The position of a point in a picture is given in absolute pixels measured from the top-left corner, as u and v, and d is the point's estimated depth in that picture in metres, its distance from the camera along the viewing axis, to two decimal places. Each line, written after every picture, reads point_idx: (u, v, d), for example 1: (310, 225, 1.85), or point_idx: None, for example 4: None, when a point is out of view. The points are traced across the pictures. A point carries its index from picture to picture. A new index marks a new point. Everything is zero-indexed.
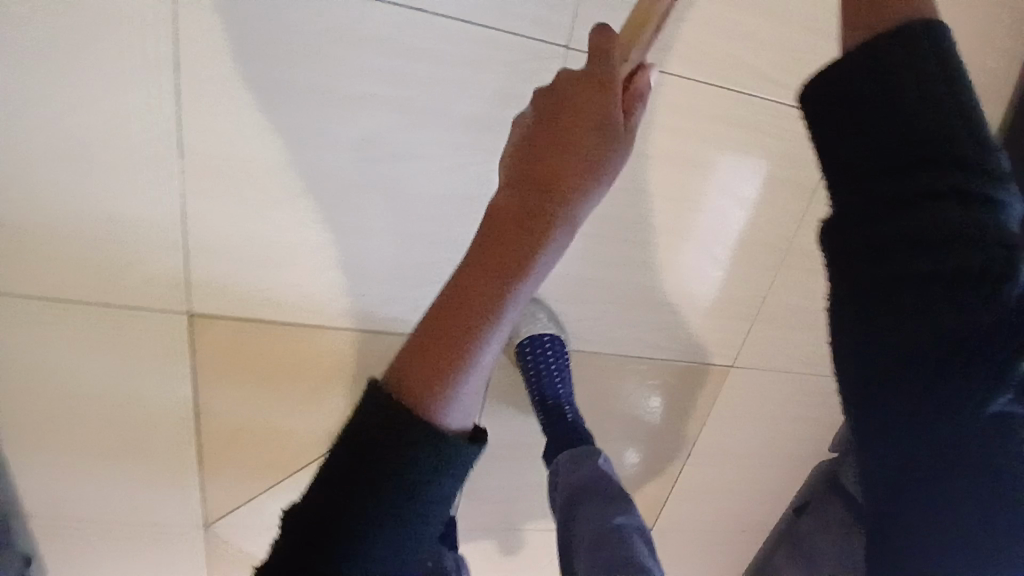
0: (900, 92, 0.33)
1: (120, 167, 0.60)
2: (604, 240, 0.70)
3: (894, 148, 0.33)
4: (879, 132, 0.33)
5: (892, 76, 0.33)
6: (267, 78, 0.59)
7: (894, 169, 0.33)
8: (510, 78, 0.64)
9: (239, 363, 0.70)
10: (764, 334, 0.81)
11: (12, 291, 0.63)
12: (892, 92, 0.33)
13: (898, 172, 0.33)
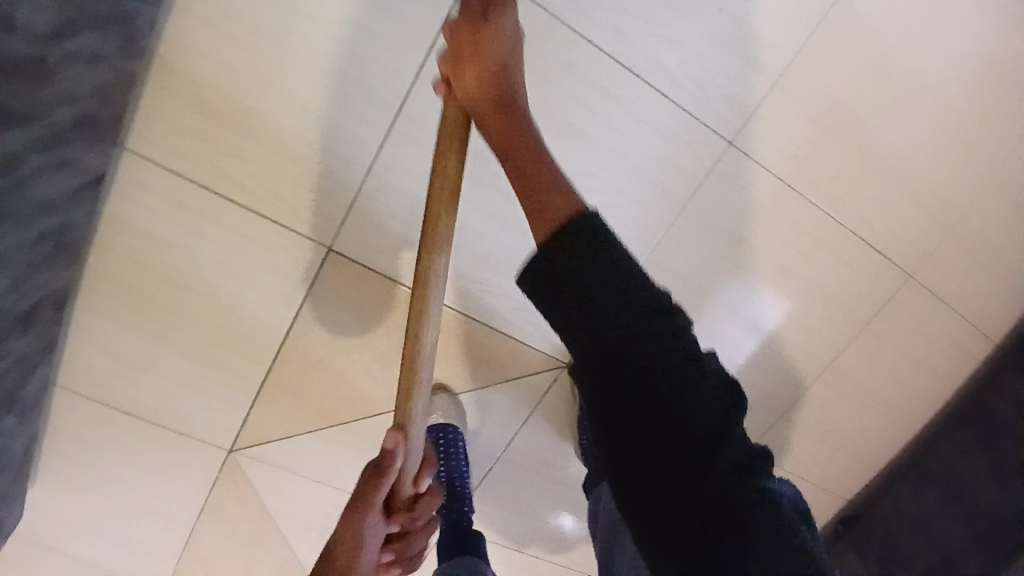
0: (573, 241, 0.38)
1: (335, 103, 0.66)
2: (687, 293, 0.80)
3: (569, 268, 0.38)
4: (591, 303, 0.37)
5: (597, 281, 0.37)
6: None
7: (613, 351, 0.37)
8: (680, 149, 0.73)
9: (347, 305, 0.75)
10: (782, 433, 0.91)
11: (185, 172, 0.66)
12: (584, 297, 0.38)
13: (615, 358, 0.37)
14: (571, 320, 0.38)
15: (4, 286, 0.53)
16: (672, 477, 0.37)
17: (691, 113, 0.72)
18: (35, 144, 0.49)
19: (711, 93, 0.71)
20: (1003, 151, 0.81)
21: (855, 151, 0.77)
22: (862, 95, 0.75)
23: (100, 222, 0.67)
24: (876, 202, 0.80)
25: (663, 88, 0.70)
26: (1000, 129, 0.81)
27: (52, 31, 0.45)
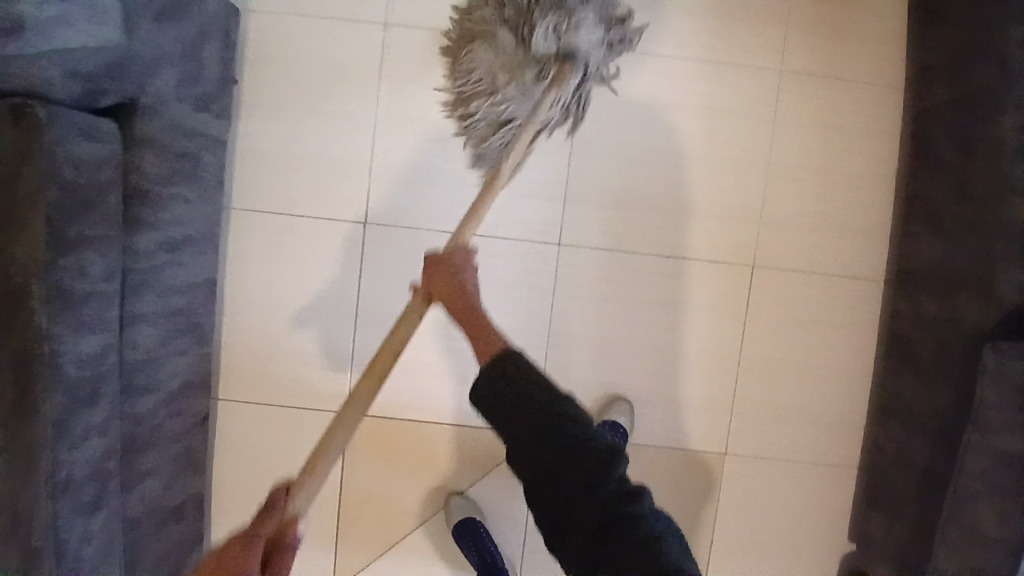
0: (500, 369, 0.69)
1: (317, 318, 1.08)
2: (594, 343, 1.08)
3: (542, 438, 0.66)
4: (527, 429, 0.66)
5: (539, 424, 0.66)
6: (400, 269, 1.08)
7: (546, 472, 0.65)
8: (535, 252, 1.07)
9: (369, 443, 1.08)
10: (748, 424, 1.09)
11: (252, 397, 1.09)
12: (546, 459, 0.65)
13: (551, 476, 0.64)
14: (510, 430, 0.67)
15: (155, 491, 0.93)
16: (573, 493, 0.64)
17: (530, 228, 1.07)
18: (158, 405, 0.92)
19: (535, 211, 1.07)
20: (776, 144, 1.06)
21: (656, 196, 1.07)
22: (639, 160, 1.06)
23: (212, 445, 1.09)
24: (694, 221, 1.07)
25: (504, 222, 1.07)
26: (777, 136, 1.06)
27: (156, 345, 0.91)
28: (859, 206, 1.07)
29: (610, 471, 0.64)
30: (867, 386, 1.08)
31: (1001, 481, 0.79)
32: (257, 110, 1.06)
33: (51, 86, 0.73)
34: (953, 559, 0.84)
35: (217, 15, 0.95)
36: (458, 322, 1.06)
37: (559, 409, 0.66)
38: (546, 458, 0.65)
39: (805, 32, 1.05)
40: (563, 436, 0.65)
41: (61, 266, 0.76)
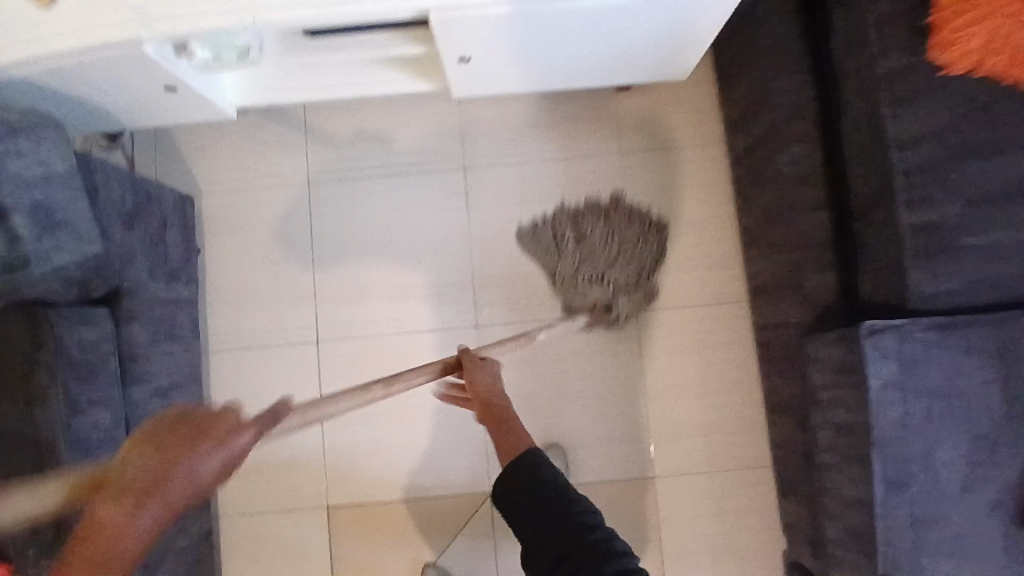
0: (529, 460, 0.81)
1: (290, 428, 1.29)
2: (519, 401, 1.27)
3: (561, 519, 0.75)
4: (540, 511, 0.77)
5: (561, 512, 0.76)
6: (348, 373, 1.30)
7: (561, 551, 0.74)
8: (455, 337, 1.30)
9: (353, 526, 1.27)
10: (666, 446, 1.25)
11: (247, 506, 1.28)
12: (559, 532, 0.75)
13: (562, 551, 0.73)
14: (529, 516, 0.78)
15: None
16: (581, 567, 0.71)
17: (449, 316, 1.30)
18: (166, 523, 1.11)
19: (449, 301, 1.30)
20: (632, 208, 1.30)
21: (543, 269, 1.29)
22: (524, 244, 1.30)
23: (221, 556, 1.27)
24: None
25: (428, 317, 1.30)
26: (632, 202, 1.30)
27: None
28: (712, 244, 1.29)
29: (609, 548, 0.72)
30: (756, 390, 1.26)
31: (845, 447, 0.95)
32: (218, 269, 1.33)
33: (56, 294, 0.98)
34: (839, 525, 0.98)
35: (173, 208, 1.24)
36: (404, 407, 1.29)
37: (575, 502, 0.77)
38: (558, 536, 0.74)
39: (633, 117, 1.32)
40: (575, 517, 0.75)
41: (80, 420, 0.95)
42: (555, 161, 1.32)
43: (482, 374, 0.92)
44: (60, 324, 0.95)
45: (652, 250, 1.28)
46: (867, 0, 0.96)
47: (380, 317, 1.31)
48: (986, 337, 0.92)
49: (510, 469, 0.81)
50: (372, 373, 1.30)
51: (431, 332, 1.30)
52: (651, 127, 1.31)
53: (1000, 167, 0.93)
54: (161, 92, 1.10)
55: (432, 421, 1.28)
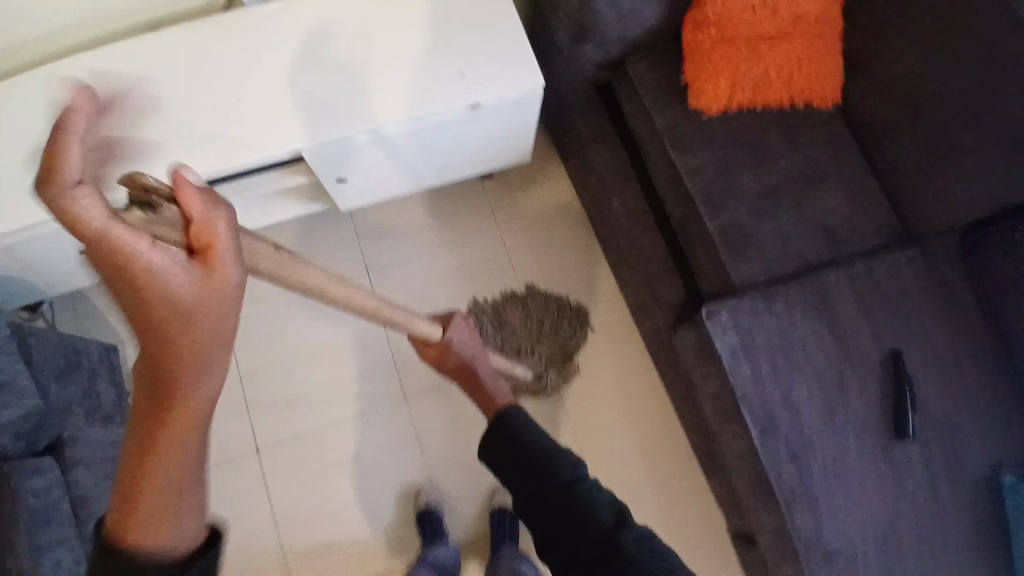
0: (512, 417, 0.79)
1: (244, 546, 1.32)
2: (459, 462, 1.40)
3: (543, 483, 0.74)
4: (523, 468, 0.76)
5: (544, 470, 0.74)
6: (293, 476, 1.37)
7: (548, 509, 0.73)
8: (386, 418, 1.41)
9: None
10: (597, 467, 1.38)
11: None
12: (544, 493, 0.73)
13: (550, 509, 0.72)
14: (514, 476, 0.76)
15: None
16: (567, 523, 0.71)
17: (379, 400, 1.43)
18: None
19: (377, 387, 1.43)
20: (518, 270, 1.51)
21: None
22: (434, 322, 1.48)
23: None
24: None
25: (359, 406, 1.42)
26: (516, 265, 1.52)
27: None
28: (592, 285, 1.51)
29: (601, 515, 0.71)
30: (660, 399, 1.43)
31: (724, 411, 1.11)
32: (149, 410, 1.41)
33: (6, 447, 1.06)
34: (744, 485, 1.10)
35: (100, 358, 1.35)
36: (353, 495, 1.36)
37: (559, 463, 0.75)
38: (543, 493, 0.73)
39: (501, 198, 1.57)
40: (557, 477, 0.73)
41: (47, 561, 0.98)
42: (444, 245, 1.53)
43: (451, 341, 0.95)
44: (15, 472, 1.03)
45: (570, 326, 1.45)
46: (638, 79, 1.30)
47: (314, 418, 1.41)
48: (801, 295, 1.15)
49: (501, 426, 0.79)
50: (317, 470, 1.37)
51: (365, 419, 1.41)
52: (516, 201, 1.57)
53: (766, 172, 1.23)
54: (80, 256, 1.25)
55: (384, 500, 1.36)
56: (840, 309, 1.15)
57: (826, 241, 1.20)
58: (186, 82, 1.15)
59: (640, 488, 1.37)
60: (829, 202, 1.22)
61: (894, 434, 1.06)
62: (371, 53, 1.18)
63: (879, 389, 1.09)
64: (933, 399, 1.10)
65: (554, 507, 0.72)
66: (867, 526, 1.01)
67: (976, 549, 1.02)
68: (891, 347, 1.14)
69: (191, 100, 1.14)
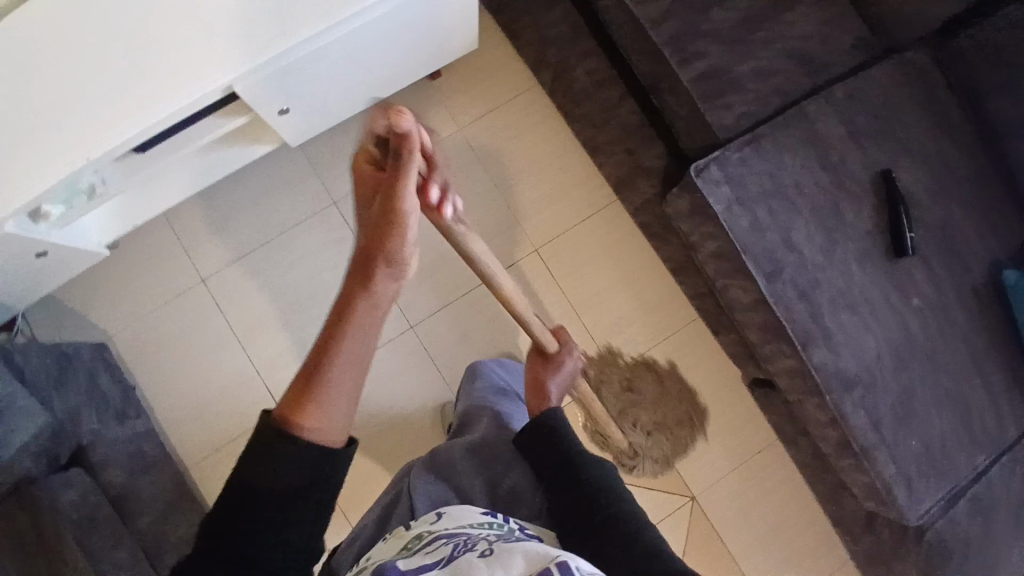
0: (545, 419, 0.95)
1: None
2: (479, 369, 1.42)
3: (572, 464, 0.89)
4: (556, 463, 0.89)
5: (569, 460, 0.89)
6: None
7: (574, 493, 0.85)
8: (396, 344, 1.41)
9: None
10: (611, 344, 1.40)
11: None
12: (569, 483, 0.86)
13: (576, 496, 0.84)
14: (545, 474, 0.89)
15: None
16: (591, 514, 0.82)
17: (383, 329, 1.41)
18: None
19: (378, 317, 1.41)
20: (490, 167, 1.44)
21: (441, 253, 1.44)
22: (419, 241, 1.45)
23: None
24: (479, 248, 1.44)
25: None
26: (488, 163, 1.45)
27: None
28: (569, 167, 1.46)
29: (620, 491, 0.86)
30: (659, 266, 1.43)
31: (728, 267, 1.11)
32: (161, 390, 1.41)
33: (29, 469, 1.09)
34: (755, 332, 1.13)
35: (93, 356, 1.28)
36: (382, 424, 1.38)
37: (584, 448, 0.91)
38: (571, 483, 0.86)
39: (455, 95, 1.46)
40: (579, 461, 0.89)
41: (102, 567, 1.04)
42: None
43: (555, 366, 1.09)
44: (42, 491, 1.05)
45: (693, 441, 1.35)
46: None
47: None
48: (788, 133, 1.11)
49: (535, 424, 0.94)
50: None
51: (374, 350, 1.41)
52: (472, 95, 1.46)
53: (735, 4, 1.12)
54: (32, 261, 1.18)
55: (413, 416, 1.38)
56: (829, 139, 1.11)
57: (805, 69, 1.14)
58: (86, 30, 1.02)
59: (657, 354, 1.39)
60: (803, 27, 1.14)
61: (893, 254, 1.08)
62: None
63: (875, 212, 1.09)
64: (924, 212, 1.11)
65: (582, 502, 0.83)
66: (881, 345, 1.06)
67: (977, 343, 1.09)
68: (880, 167, 1.12)
69: (97, 54, 1.02)
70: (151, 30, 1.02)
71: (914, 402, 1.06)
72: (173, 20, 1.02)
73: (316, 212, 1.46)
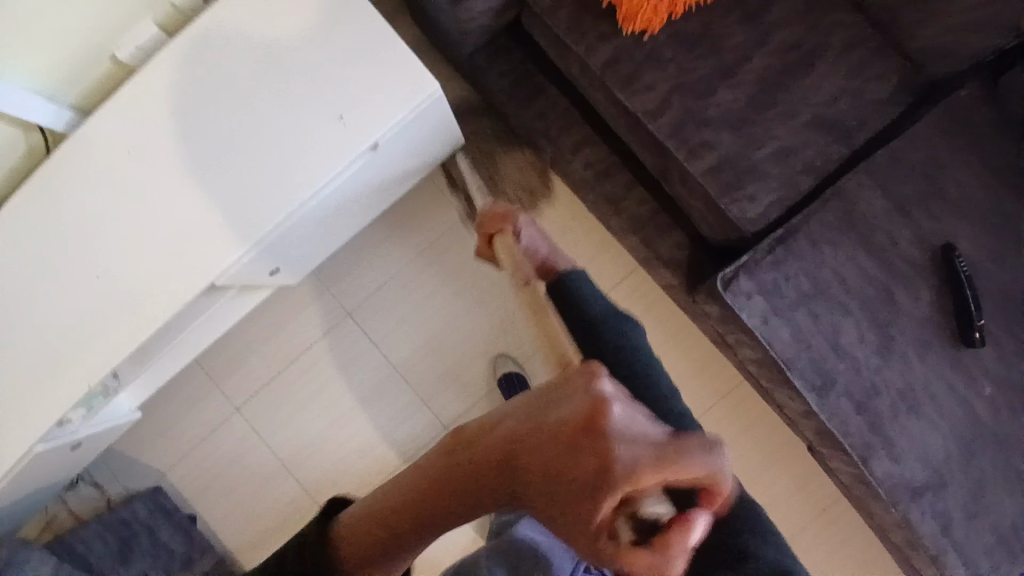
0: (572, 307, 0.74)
1: None
2: None
3: None
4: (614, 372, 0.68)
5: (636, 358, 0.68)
6: None
7: None
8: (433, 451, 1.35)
9: None
10: None
11: None
12: None
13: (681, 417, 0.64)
14: None
15: None
16: None
17: (419, 435, 1.35)
18: None
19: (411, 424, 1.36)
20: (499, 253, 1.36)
21: (464, 349, 1.37)
22: (439, 339, 1.37)
23: None
24: (503, 338, 1.37)
25: (401, 447, 1.36)
26: None
27: None
28: (582, 238, 1.36)
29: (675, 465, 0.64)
30: (693, 330, 1.35)
31: (772, 374, 1.01)
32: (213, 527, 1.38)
33: None
34: (812, 433, 1.04)
35: (148, 509, 1.31)
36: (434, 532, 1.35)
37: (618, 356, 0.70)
38: None
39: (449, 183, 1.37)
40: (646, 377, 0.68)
41: None
42: (413, 256, 1.37)
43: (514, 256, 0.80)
44: None
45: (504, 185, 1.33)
46: (548, 13, 1.01)
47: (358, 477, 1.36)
48: (822, 220, 0.98)
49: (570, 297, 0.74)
50: None
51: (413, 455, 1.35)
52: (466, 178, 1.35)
53: (741, 80, 0.99)
54: (66, 454, 1.16)
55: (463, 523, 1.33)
56: (870, 218, 0.99)
57: (834, 137, 0.99)
58: (69, 256, 1.00)
59: (704, 424, 1.34)
60: (826, 87, 1.00)
61: (956, 344, 0.99)
62: (234, 139, 0.98)
63: (938, 297, 0.99)
64: (985, 283, 1.00)
65: None
66: (949, 442, 0.98)
67: None
68: (942, 240, 1.00)
69: (77, 282, 0.99)
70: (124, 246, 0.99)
71: (993, 495, 0.98)
72: (144, 233, 0.98)
73: (330, 328, 1.38)
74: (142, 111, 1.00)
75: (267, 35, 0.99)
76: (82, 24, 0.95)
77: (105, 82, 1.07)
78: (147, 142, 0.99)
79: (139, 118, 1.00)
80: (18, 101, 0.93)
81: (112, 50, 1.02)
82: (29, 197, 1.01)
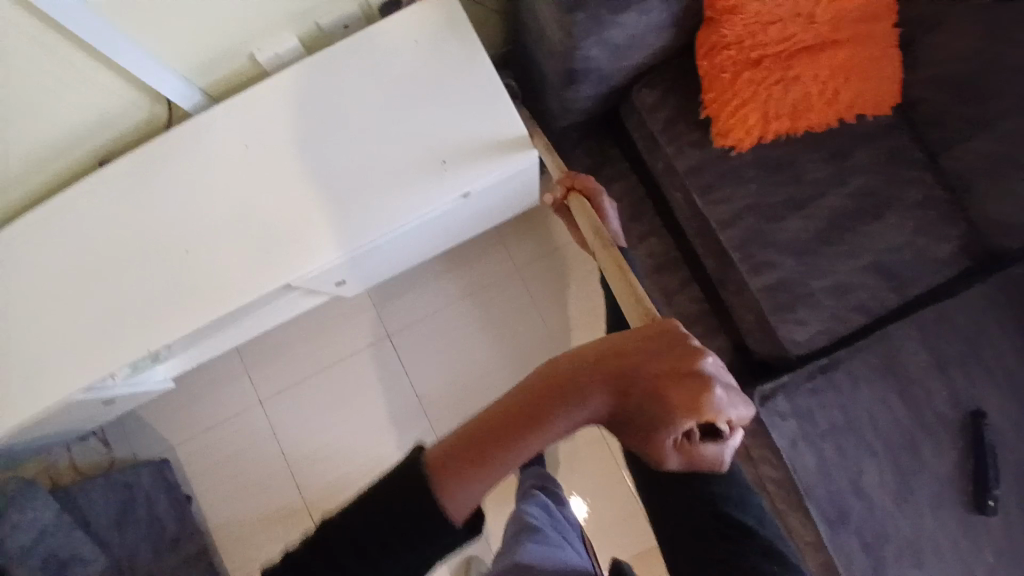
0: None
1: None
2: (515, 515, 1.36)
3: None
4: None
5: None
6: None
7: None
8: None
9: None
10: None
11: None
12: None
13: None
14: None
15: None
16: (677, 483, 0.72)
17: None
18: None
19: None
20: (544, 313, 1.41)
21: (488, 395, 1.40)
22: (467, 379, 1.40)
23: None
24: None
25: None
26: (542, 308, 1.41)
27: None
28: None
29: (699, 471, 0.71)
30: None
31: (786, 494, 1.04)
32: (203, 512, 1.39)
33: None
34: None
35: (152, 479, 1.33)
36: None
37: None
38: None
39: (513, 238, 1.44)
40: None
41: None
42: (462, 296, 1.43)
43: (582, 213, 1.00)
44: None
45: None
46: (648, 112, 1.10)
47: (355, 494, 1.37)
48: (865, 360, 1.03)
49: None
50: None
51: None
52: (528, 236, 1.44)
53: (814, 213, 1.06)
54: (102, 406, 1.21)
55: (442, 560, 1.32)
56: (910, 370, 1.03)
57: (891, 285, 1.05)
58: (157, 225, 1.06)
59: None
60: (891, 238, 1.06)
61: (975, 507, 1.01)
62: (341, 158, 1.06)
63: (961, 458, 1.02)
64: (1011, 457, 1.02)
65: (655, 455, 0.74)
66: None
67: None
68: (972, 404, 1.03)
69: (163, 251, 1.05)
70: (216, 229, 1.05)
71: None
72: (235, 220, 1.05)
73: (369, 345, 1.43)
74: (265, 111, 1.08)
75: (394, 73, 1.08)
76: (233, 27, 1.04)
77: (235, 78, 1.16)
78: (263, 140, 1.07)
79: (260, 114, 1.08)
80: (153, 77, 1.02)
81: (252, 52, 1.11)
82: (141, 159, 1.07)
